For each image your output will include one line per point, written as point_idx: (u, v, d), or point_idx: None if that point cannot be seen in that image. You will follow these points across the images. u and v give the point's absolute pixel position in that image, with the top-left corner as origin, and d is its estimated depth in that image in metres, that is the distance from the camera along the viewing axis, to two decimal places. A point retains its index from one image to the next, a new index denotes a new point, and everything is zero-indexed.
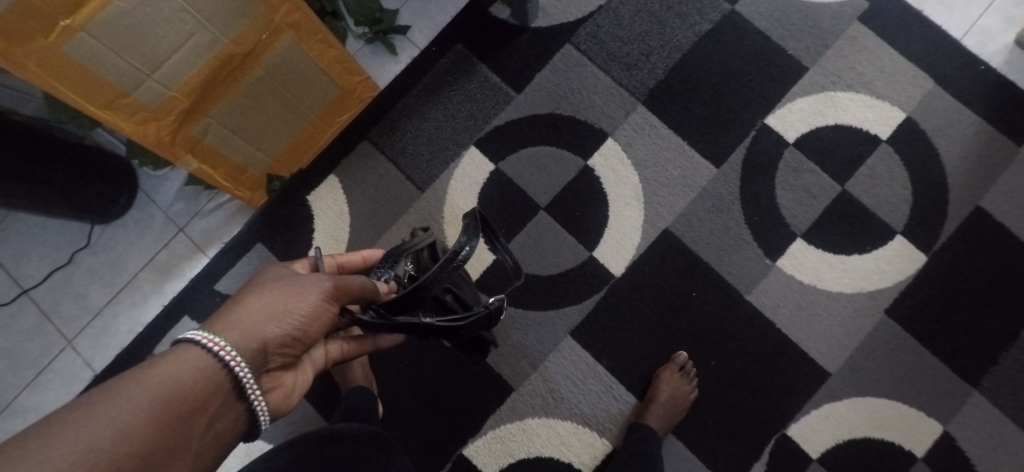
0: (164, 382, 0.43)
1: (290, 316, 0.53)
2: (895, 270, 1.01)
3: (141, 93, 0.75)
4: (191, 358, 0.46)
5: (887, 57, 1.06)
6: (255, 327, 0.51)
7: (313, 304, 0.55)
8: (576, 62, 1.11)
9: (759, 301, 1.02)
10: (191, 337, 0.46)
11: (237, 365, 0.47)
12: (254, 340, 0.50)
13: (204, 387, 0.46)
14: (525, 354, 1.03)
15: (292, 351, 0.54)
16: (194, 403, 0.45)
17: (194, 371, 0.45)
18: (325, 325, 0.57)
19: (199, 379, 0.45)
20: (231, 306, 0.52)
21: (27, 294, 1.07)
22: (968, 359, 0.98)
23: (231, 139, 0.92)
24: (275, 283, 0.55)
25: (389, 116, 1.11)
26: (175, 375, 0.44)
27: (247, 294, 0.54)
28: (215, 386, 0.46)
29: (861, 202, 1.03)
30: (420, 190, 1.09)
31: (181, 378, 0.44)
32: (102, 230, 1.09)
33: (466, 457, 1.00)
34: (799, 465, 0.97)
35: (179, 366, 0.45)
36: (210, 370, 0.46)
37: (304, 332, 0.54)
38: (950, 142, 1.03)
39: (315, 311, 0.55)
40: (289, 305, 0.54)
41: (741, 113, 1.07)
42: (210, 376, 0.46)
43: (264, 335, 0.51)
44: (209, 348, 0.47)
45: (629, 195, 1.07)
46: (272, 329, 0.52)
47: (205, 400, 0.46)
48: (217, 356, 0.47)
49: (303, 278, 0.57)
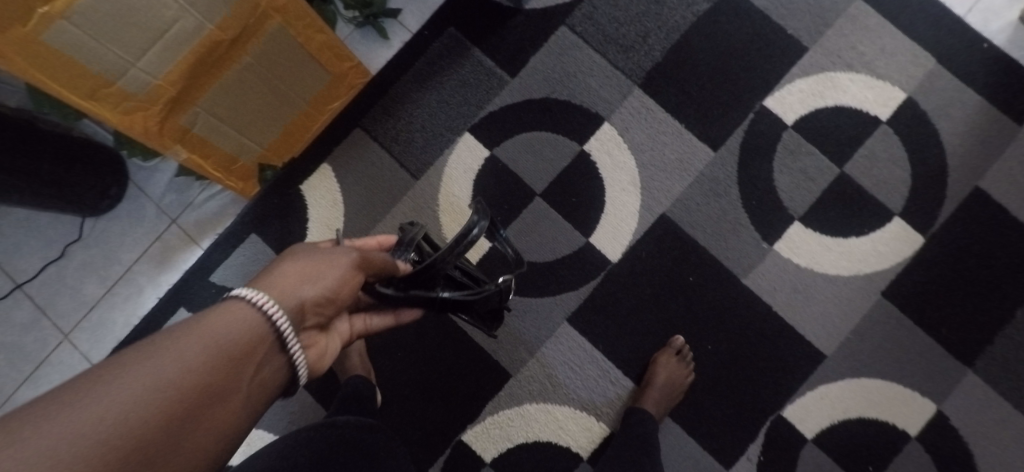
0: (210, 330, 0.44)
1: (325, 279, 0.55)
2: (891, 252, 1.01)
3: (126, 82, 0.73)
4: (238, 310, 0.47)
5: (888, 36, 1.04)
6: (294, 286, 0.52)
7: (344, 271, 0.58)
8: (572, 44, 1.08)
9: (756, 285, 1.02)
10: (237, 292, 0.47)
11: (280, 320, 0.48)
12: (295, 297, 0.51)
13: (251, 336, 0.46)
14: (523, 341, 1.03)
15: (326, 313, 0.56)
16: (239, 351, 0.45)
17: (240, 320, 0.46)
18: (352, 292, 0.59)
19: (246, 328, 0.46)
20: (270, 267, 0.53)
21: (22, 289, 1.06)
22: (963, 340, 0.99)
23: (222, 128, 0.90)
24: (306, 250, 0.57)
25: (381, 103, 1.09)
26: (220, 323, 0.45)
27: (284, 258, 0.55)
28: (261, 337, 0.47)
29: (859, 185, 1.02)
30: (414, 178, 1.08)
31: (226, 327, 0.45)
32: (94, 223, 1.08)
33: (465, 442, 1.01)
34: (794, 446, 0.98)
35: (225, 316, 0.46)
36: (257, 322, 0.47)
37: (336, 296, 0.56)
38: (951, 122, 1.02)
39: (347, 278, 0.58)
40: (324, 269, 0.56)
41: (738, 95, 1.05)
42: (257, 327, 0.47)
43: (303, 295, 0.52)
44: (255, 301, 0.47)
45: (625, 180, 1.06)
46: (309, 290, 0.53)
47: (250, 350, 0.46)
48: (262, 310, 0.47)
49: (333, 249, 0.59)
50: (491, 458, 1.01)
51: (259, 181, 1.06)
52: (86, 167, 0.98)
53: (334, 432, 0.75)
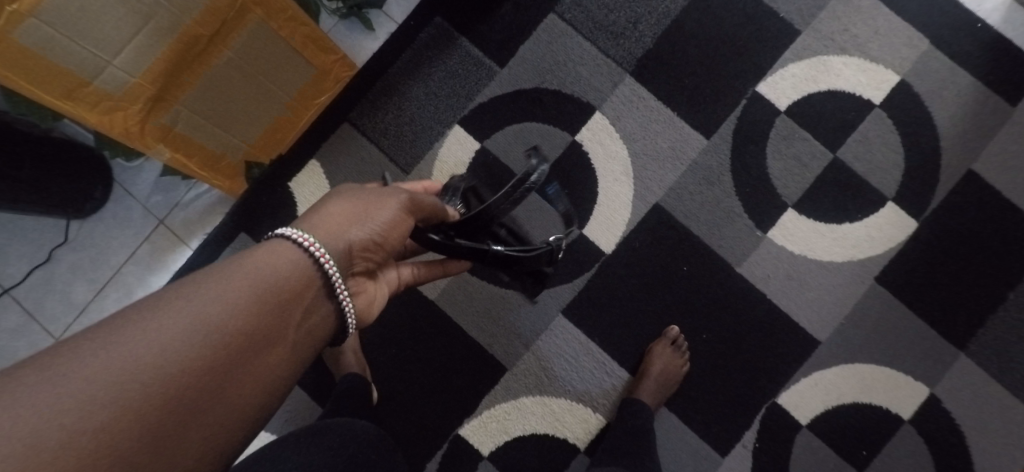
0: (257, 268, 0.47)
1: (374, 221, 0.57)
2: (885, 238, 1.01)
3: (103, 80, 0.70)
4: (285, 249, 0.49)
5: (881, 18, 1.02)
6: (342, 229, 0.54)
7: (393, 214, 0.59)
8: (561, 32, 1.06)
9: (750, 273, 1.02)
10: (285, 233, 0.50)
11: (326, 263, 0.50)
12: (343, 241, 0.53)
13: (297, 276, 0.48)
14: (518, 334, 1.03)
15: (374, 256, 0.58)
16: (283, 293, 0.47)
17: (286, 260, 0.48)
18: (400, 236, 0.61)
19: (292, 268, 0.48)
20: (320, 208, 0.55)
21: (9, 294, 1.04)
22: (956, 323, 0.99)
23: (205, 126, 0.88)
24: (355, 193, 0.59)
25: (369, 96, 1.07)
26: (267, 261, 0.48)
27: (334, 199, 0.57)
28: (307, 277, 0.49)
29: (853, 171, 1.02)
30: (405, 173, 1.07)
31: (273, 266, 0.48)
32: (79, 226, 1.06)
33: (462, 437, 1.02)
34: (789, 432, 0.99)
35: (272, 255, 0.48)
36: (302, 262, 0.49)
37: (384, 240, 0.58)
38: (944, 105, 1.01)
39: (395, 223, 0.60)
40: (371, 212, 0.58)
41: (731, 81, 1.04)
42: (303, 267, 0.49)
43: (349, 239, 0.54)
44: (301, 243, 0.50)
45: (617, 170, 1.04)
46: (357, 233, 0.55)
47: (297, 291, 0.48)
48: (308, 251, 0.50)
49: (381, 190, 0.61)
50: (489, 451, 1.01)
51: (247, 179, 1.04)
52: (68, 170, 0.96)
53: (325, 436, 0.73)
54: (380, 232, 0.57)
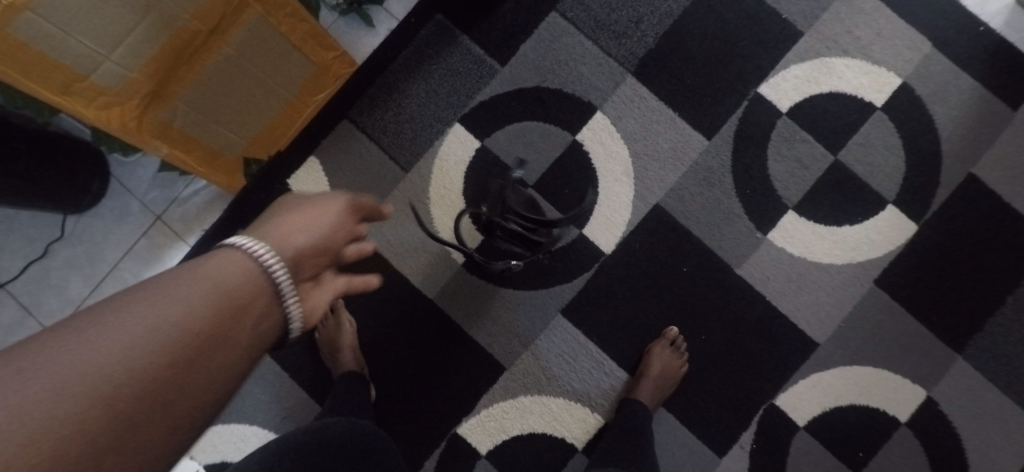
0: (204, 277, 0.43)
1: (320, 225, 0.53)
2: (885, 240, 1.01)
3: (99, 75, 0.69)
4: (230, 258, 0.45)
5: (884, 20, 1.02)
6: (289, 234, 0.50)
7: (344, 215, 0.56)
8: (563, 31, 1.06)
9: (750, 275, 1.02)
10: (229, 239, 0.46)
11: (274, 264, 0.46)
12: (293, 247, 0.49)
13: (247, 283, 0.45)
14: (517, 333, 1.03)
15: (332, 261, 0.54)
16: (238, 297, 0.44)
17: (233, 267, 0.45)
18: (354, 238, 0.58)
19: (241, 275, 0.45)
20: (267, 220, 0.52)
21: (5, 289, 1.03)
22: (954, 326, 0.99)
23: (204, 122, 0.87)
24: (302, 200, 0.56)
25: (369, 93, 1.07)
26: (213, 270, 0.44)
27: (280, 210, 0.54)
28: (258, 285, 0.45)
29: (854, 173, 1.01)
30: (404, 170, 1.06)
31: (221, 274, 0.44)
32: (76, 221, 1.05)
33: (460, 436, 1.02)
34: (787, 433, 0.99)
35: (219, 264, 0.44)
36: (251, 268, 0.45)
37: (340, 243, 0.55)
38: (946, 108, 1.01)
39: (348, 221, 0.56)
40: (321, 213, 0.54)
41: (733, 82, 1.03)
42: (253, 274, 0.45)
43: (297, 244, 0.50)
44: (246, 249, 0.46)
45: (618, 170, 1.04)
46: (303, 238, 0.51)
47: (250, 295, 0.45)
48: (255, 256, 0.46)
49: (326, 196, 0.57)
50: (487, 450, 1.01)
51: (245, 176, 1.03)
52: (65, 165, 0.95)
53: (326, 435, 0.72)
54: (333, 234, 0.54)
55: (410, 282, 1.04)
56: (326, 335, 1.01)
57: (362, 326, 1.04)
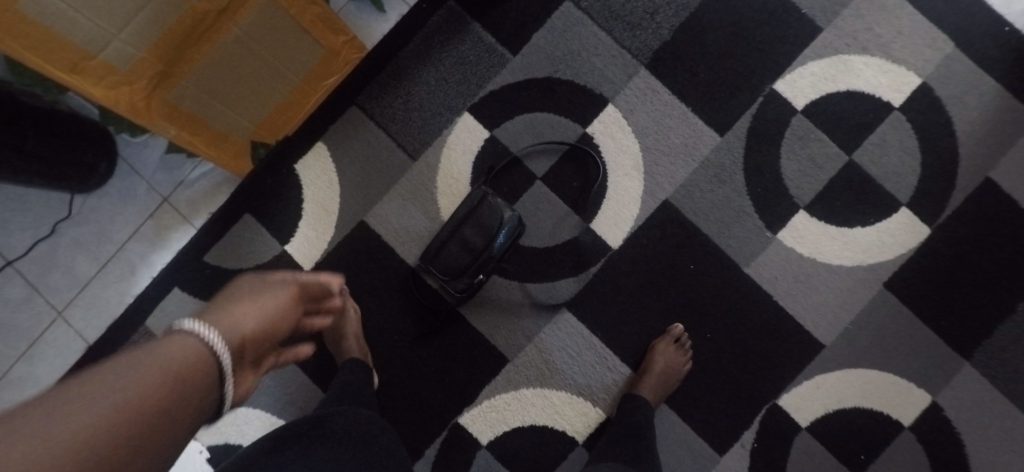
0: (153, 357, 0.47)
1: (263, 310, 0.58)
2: (896, 243, 0.99)
3: (109, 54, 0.69)
4: (178, 339, 0.49)
5: (906, 18, 1.00)
6: (238, 317, 0.55)
7: (282, 304, 0.61)
8: (576, 21, 1.04)
9: (757, 274, 1.01)
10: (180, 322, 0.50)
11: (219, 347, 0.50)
12: (237, 329, 0.53)
13: (192, 360, 0.48)
14: (521, 326, 1.03)
15: (270, 344, 0.58)
16: (188, 371, 0.48)
17: (181, 347, 0.48)
18: (291, 325, 0.62)
19: (186, 355, 0.48)
20: (217, 305, 0.56)
21: (12, 266, 1.03)
22: (963, 332, 0.98)
23: (212, 104, 0.86)
24: (246, 290, 0.61)
25: (378, 80, 1.06)
26: (161, 350, 0.48)
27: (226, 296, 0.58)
28: (203, 363, 0.49)
29: (869, 174, 1.00)
30: (411, 159, 1.05)
31: (168, 353, 0.48)
32: (83, 201, 1.04)
33: (461, 425, 1.02)
34: (789, 433, 0.99)
35: (166, 344, 0.48)
36: (196, 348, 0.49)
37: (277, 329, 0.59)
38: (965, 109, 0.99)
39: (286, 309, 0.61)
40: (262, 301, 0.59)
41: (748, 78, 1.02)
42: (198, 353, 0.49)
43: (242, 326, 0.54)
44: (193, 330, 0.50)
45: (628, 164, 1.03)
46: (248, 321, 0.55)
47: (195, 371, 0.48)
48: (202, 337, 0.50)
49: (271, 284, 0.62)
50: (488, 441, 1.01)
51: (252, 159, 1.02)
52: (74, 144, 0.95)
53: (326, 425, 0.73)
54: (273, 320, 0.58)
55: (415, 272, 1.04)
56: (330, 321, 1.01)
57: (366, 314, 1.04)
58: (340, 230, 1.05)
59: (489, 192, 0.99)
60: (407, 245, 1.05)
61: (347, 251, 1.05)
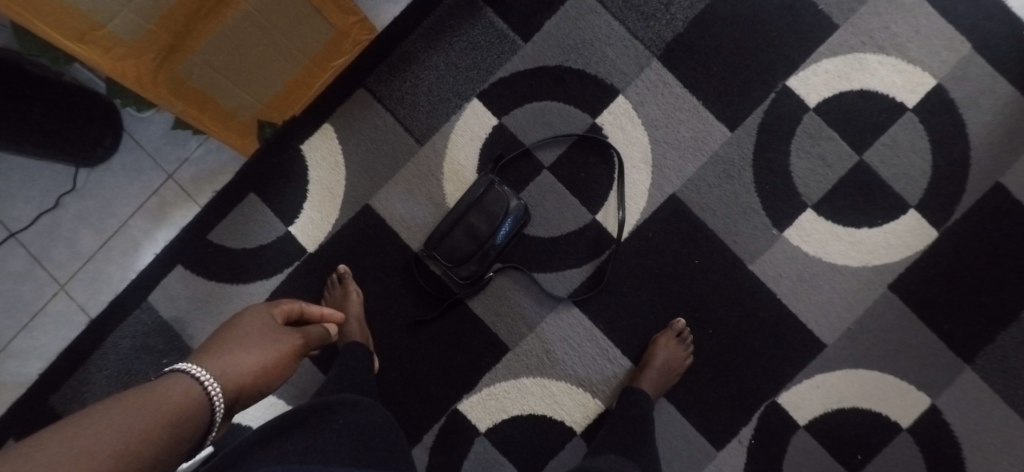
0: (152, 397, 0.52)
1: (255, 352, 0.65)
2: (903, 245, 0.99)
3: (117, 24, 0.68)
4: (183, 381, 0.55)
5: (924, 18, 0.98)
6: (233, 359, 0.61)
7: (276, 347, 0.68)
8: (590, 9, 1.03)
9: (762, 272, 1.00)
10: (181, 366, 0.57)
11: (211, 384, 0.56)
12: (229, 370, 0.60)
13: (187, 406, 0.53)
14: (523, 315, 1.03)
15: (261, 390, 0.64)
16: (188, 403, 0.54)
17: (182, 392, 0.54)
18: (285, 372, 0.69)
19: (185, 400, 0.54)
20: (217, 347, 0.63)
21: (15, 238, 1.03)
22: (965, 336, 0.98)
23: (219, 80, 0.85)
24: (245, 331, 0.68)
25: (387, 62, 1.05)
26: (162, 391, 0.53)
27: (234, 337, 0.65)
28: (198, 409, 0.55)
29: (878, 174, 0.99)
30: (418, 143, 1.05)
31: (167, 396, 0.53)
32: (88, 175, 1.04)
33: (460, 412, 1.02)
34: (787, 431, 0.99)
35: (170, 386, 0.54)
36: (196, 394, 0.55)
37: (271, 377, 0.65)
38: (979, 113, 0.98)
39: (283, 359, 0.68)
40: (262, 349, 0.66)
41: (762, 73, 1.01)
42: (197, 398, 0.55)
43: (234, 367, 0.61)
44: (198, 377, 0.56)
45: (636, 157, 1.02)
46: (240, 361, 0.62)
47: (192, 404, 0.54)
48: (203, 385, 0.56)
49: (268, 330, 0.69)
50: (486, 428, 1.02)
51: (259, 139, 1.02)
52: (82, 115, 0.95)
53: (327, 415, 0.72)
54: (268, 369, 0.65)
55: (419, 258, 1.04)
56: (333, 305, 1.01)
57: (369, 298, 1.04)
58: (345, 213, 1.05)
59: (496, 179, 0.99)
60: (411, 231, 1.04)
61: (351, 235, 1.04)
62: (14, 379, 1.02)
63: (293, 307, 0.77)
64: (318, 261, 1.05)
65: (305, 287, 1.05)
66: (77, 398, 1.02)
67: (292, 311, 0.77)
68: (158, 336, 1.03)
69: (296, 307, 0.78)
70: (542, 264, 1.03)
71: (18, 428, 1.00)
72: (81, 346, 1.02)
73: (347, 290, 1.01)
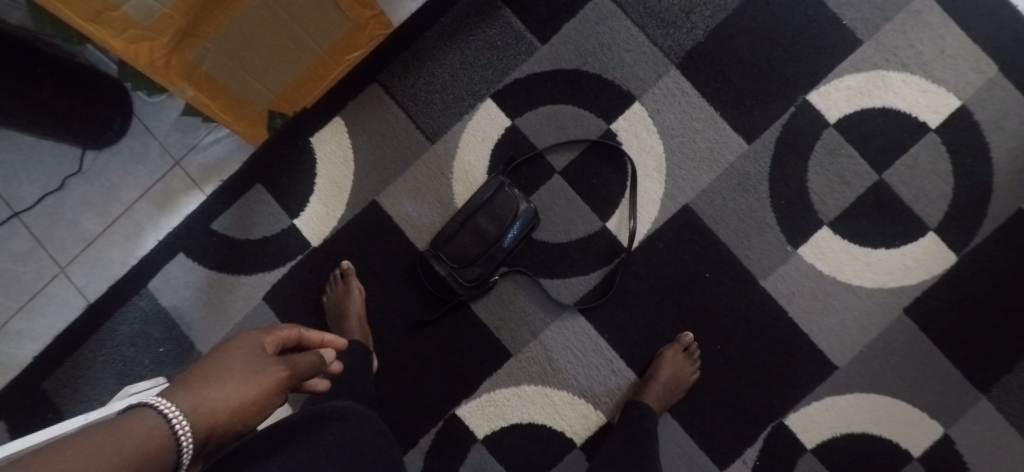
0: (111, 435, 0.44)
1: (232, 388, 0.53)
2: (920, 269, 0.96)
3: (133, 6, 0.66)
4: (146, 418, 0.47)
5: (951, 37, 0.97)
6: (202, 396, 0.51)
7: (261, 384, 0.55)
8: (610, 14, 1.02)
9: (774, 289, 0.98)
10: (149, 401, 0.48)
11: (179, 425, 0.48)
12: (192, 413, 0.50)
13: (149, 449, 0.45)
14: (528, 321, 1.00)
15: (236, 429, 0.54)
16: (157, 440, 0.46)
17: (145, 431, 0.46)
18: (270, 408, 0.57)
19: (148, 441, 0.46)
20: (190, 377, 0.53)
21: (18, 217, 1.02)
22: (982, 365, 0.95)
23: (232, 68, 0.84)
24: (229, 356, 0.55)
25: (402, 58, 1.03)
26: (123, 429, 0.45)
27: (212, 366, 0.54)
28: (163, 453, 0.46)
29: (897, 195, 0.97)
30: (430, 142, 1.03)
31: (130, 435, 0.45)
32: (95, 157, 1.03)
33: (459, 418, 1.00)
34: (793, 453, 0.96)
35: (133, 424, 0.46)
36: (161, 435, 0.47)
37: (249, 416, 0.54)
38: (1003, 136, 0.96)
39: (265, 396, 0.55)
40: (243, 383, 0.54)
41: (782, 87, 0.99)
42: (161, 440, 0.46)
43: (202, 406, 0.51)
44: (165, 413, 0.48)
45: (650, 166, 1.00)
46: (210, 397, 0.51)
47: (158, 442, 0.46)
48: (170, 425, 0.47)
49: (255, 359, 0.56)
50: (484, 435, 0.99)
51: (268, 129, 1.01)
52: (88, 95, 0.93)
53: (316, 430, 0.66)
54: (245, 407, 0.53)
55: (423, 257, 1.02)
56: (335, 301, 0.99)
57: (371, 296, 1.03)
58: (351, 209, 1.03)
59: (506, 182, 0.97)
60: (418, 230, 1.03)
61: (356, 231, 1.03)
62: (7, 359, 1.01)
63: (293, 331, 0.63)
64: (323, 257, 1.03)
65: (307, 281, 1.03)
66: (70, 382, 1.00)
67: (291, 334, 0.63)
68: (156, 324, 1.01)
69: (296, 329, 0.64)
70: (548, 272, 1.01)
71: (8, 410, 0.99)
72: (77, 330, 1.01)
73: (349, 287, 0.99)
